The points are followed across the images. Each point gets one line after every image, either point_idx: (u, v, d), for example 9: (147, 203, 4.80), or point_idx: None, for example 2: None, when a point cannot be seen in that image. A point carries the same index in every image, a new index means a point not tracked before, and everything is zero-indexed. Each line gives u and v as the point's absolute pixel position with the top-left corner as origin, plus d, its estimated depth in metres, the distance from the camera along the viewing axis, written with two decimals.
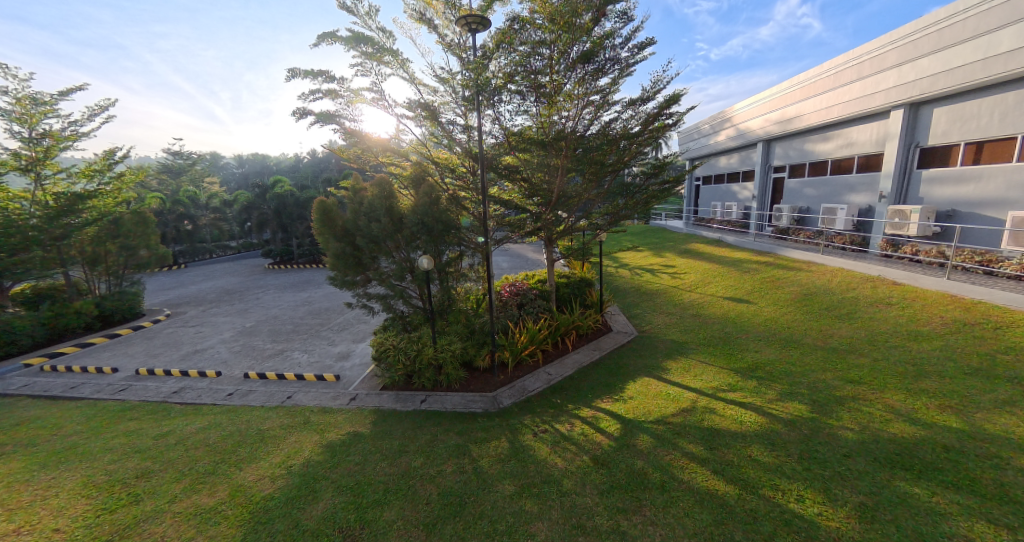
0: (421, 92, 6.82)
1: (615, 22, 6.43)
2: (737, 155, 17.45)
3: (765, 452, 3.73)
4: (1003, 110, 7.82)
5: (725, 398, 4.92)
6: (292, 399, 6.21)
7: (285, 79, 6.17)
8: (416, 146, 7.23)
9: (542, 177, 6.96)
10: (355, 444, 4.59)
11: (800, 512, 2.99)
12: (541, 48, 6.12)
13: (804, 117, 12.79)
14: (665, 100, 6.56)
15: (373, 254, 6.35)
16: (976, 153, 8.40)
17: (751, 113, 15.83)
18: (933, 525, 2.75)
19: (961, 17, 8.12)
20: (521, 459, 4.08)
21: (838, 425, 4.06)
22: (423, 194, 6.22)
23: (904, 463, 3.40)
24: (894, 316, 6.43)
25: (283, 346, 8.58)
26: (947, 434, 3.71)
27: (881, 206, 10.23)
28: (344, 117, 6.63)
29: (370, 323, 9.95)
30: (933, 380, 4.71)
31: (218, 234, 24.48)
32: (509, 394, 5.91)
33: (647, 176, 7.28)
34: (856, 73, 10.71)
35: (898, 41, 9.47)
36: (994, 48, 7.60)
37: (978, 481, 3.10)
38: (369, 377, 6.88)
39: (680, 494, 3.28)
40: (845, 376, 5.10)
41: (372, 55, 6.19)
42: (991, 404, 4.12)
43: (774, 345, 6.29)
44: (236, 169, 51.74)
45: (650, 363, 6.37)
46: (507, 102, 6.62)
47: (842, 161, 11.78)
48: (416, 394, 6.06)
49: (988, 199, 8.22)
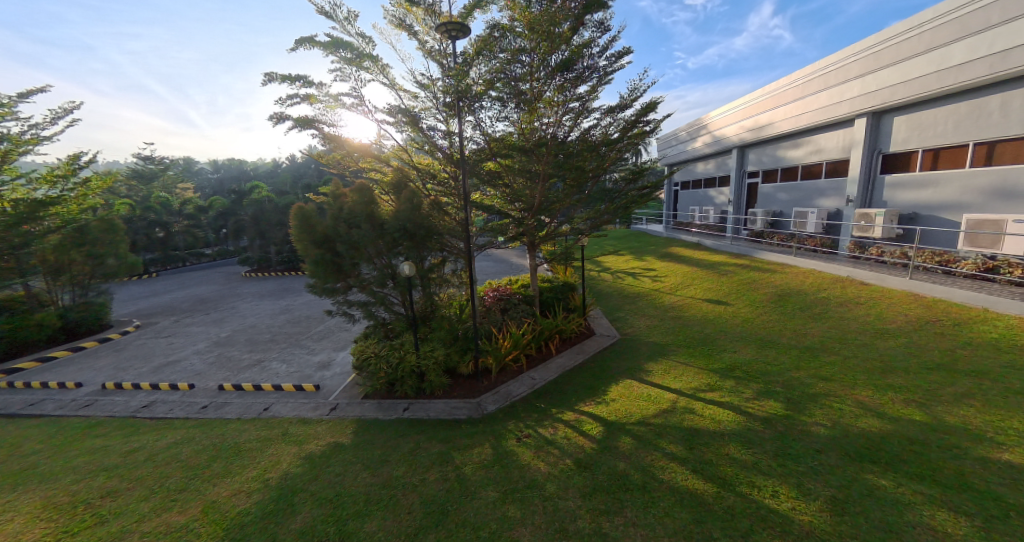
0: (401, 97, 6.82)
1: (592, 32, 6.59)
2: (713, 161, 17.98)
3: (742, 450, 3.82)
4: (956, 119, 8.32)
5: (703, 398, 5.03)
6: (269, 411, 6.04)
7: (261, 84, 6.06)
8: (397, 152, 7.14)
9: (523, 183, 7.01)
10: (335, 455, 4.48)
11: (774, 507, 3.07)
12: (521, 56, 6.28)
13: (775, 125, 13.32)
14: (642, 107, 6.72)
15: (354, 260, 6.19)
16: (933, 159, 8.87)
17: (726, 120, 16.34)
18: (899, 515, 2.87)
19: (916, 32, 8.66)
20: (504, 465, 4.06)
21: (811, 422, 4.20)
22: (405, 200, 6.21)
23: (872, 456, 3.54)
24: (863, 315, 6.70)
25: (261, 356, 8.36)
26: (912, 428, 3.88)
27: (847, 209, 10.72)
28: (322, 122, 6.53)
29: (351, 331, 9.77)
30: (900, 376, 4.92)
31: (192, 242, 23.62)
32: (493, 400, 5.89)
33: (627, 182, 7.46)
34: (822, 83, 11.25)
35: (861, 53, 10.00)
36: (947, 61, 8.11)
37: (938, 471, 3.26)
38: (351, 386, 6.75)
39: (660, 494, 3.33)
40: (818, 373, 5.29)
41: (351, 61, 6.11)
42: (953, 398, 4.34)
43: (750, 345, 6.46)
44: (212, 173, 50.37)
45: (632, 365, 6.47)
46: (487, 108, 6.62)
47: (812, 167, 12.27)
48: (398, 403, 5.99)
49: (945, 202, 8.67)
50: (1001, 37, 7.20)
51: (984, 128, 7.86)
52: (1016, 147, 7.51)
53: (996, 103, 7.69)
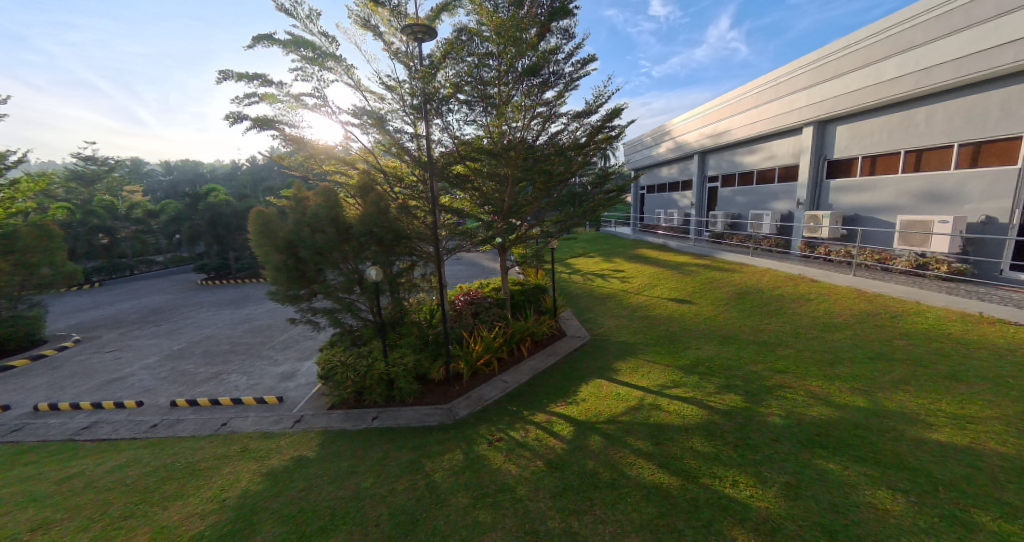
0: (367, 98, 6.68)
1: (558, 38, 6.71)
2: (677, 166, 18.73)
3: (705, 443, 3.98)
4: (889, 129, 9.07)
5: (669, 394, 5.20)
6: (228, 426, 5.71)
7: (215, 82, 5.74)
8: (363, 155, 6.98)
9: (493, 186, 7.03)
10: (299, 470, 4.29)
11: (734, 496, 3.21)
12: (488, 61, 6.31)
13: (733, 132, 14.05)
14: (607, 113, 6.91)
15: (318, 266, 5.98)
16: (871, 166, 9.63)
17: (687, 126, 17.08)
18: (846, 496, 3.06)
19: (855, 48, 9.41)
20: (476, 470, 4.03)
21: (768, 412, 4.44)
22: (371, 204, 6.08)
23: (822, 442, 3.77)
24: (814, 310, 7.17)
25: (218, 369, 7.89)
26: (857, 414, 4.17)
27: (798, 211, 11.44)
28: (283, 123, 6.28)
29: (316, 339, 9.41)
30: (846, 366, 5.29)
31: (141, 249, 22.06)
32: (465, 405, 5.83)
33: (594, 185, 7.66)
34: (774, 94, 12.00)
35: (807, 67, 10.76)
36: (881, 76, 8.86)
37: (879, 453, 3.53)
38: (317, 397, 6.50)
39: (628, 490, 3.41)
40: (775, 366, 5.60)
41: (313, 60, 5.92)
42: (892, 384, 4.70)
43: (713, 342, 6.74)
44: (162, 175, 47.25)
45: (603, 364, 6.60)
46: (455, 111, 6.61)
47: (766, 172, 13.02)
48: (367, 412, 5.82)
49: (882, 205, 9.40)
50: (926, 55, 7.96)
51: (913, 137, 8.62)
52: (939, 156, 8.27)
53: (979, 102, 7.49)
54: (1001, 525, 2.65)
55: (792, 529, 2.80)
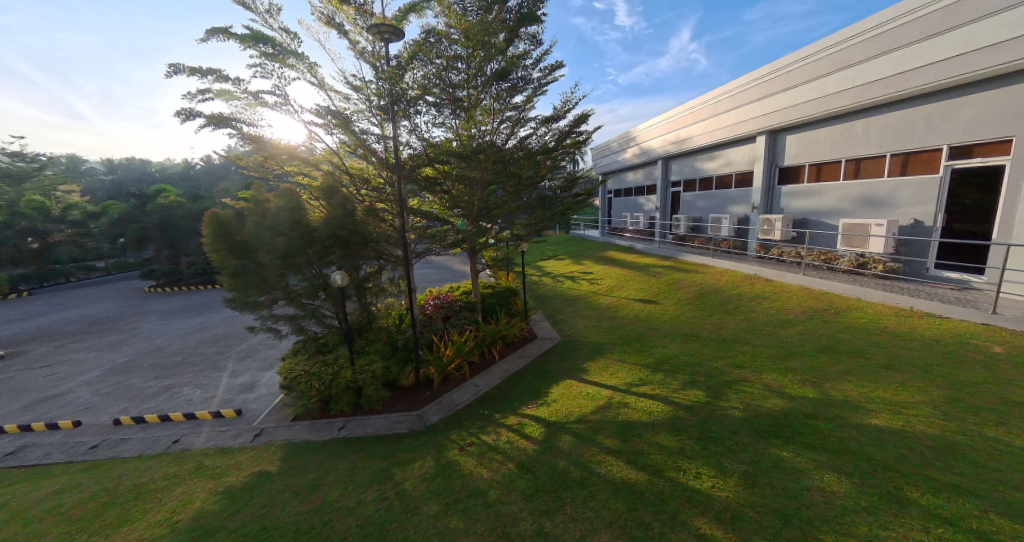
0: (331, 98, 6.49)
1: (527, 44, 6.81)
2: (642, 171, 19.42)
3: (670, 437, 4.13)
4: (832, 139, 9.84)
5: (637, 392, 5.37)
6: (180, 443, 5.35)
7: (164, 75, 5.39)
8: (328, 156, 6.77)
9: (462, 189, 7.01)
10: (260, 486, 4.08)
11: (696, 487, 3.35)
12: (457, 63, 6.31)
13: (694, 139, 14.72)
14: (574, 118, 7.07)
15: (280, 270, 5.73)
16: (817, 173, 10.38)
17: (652, 133, 17.76)
18: (797, 481, 3.28)
19: (801, 64, 10.17)
20: (447, 476, 3.98)
21: (728, 406, 4.66)
22: (337, 206, 5.90)
23: (777, 432, 4.01)
24: (767, 308, 7.63)
25: (169, 382, 7.37)
26: (807, 404, 4.47)
27: (754, 215, 12.14)
28: (241, 121, 5.99)
29: (279, 348, 8.99)
30: (796, 359, 5.67)
31: (80, 254, 20.30)
32: (436, 410, 5.75)
33: (564, 189, 7.72)
34: (730, 104, 12.73)
35: (760, 79, 11.50)
36: (825, 90, 9.61)
37: (826, 439, 3.80)
38: (279, 408, 6.20)
39: (598, 488, 3.48)
40: (734, 361, 5.90)
41: (273, 56, 5.69)
42: (837, 375, 5.08)
43: (677, 340, 7.03)
44: (104, 174, 43.72)
45: (573, 365, 6.71)
46: (424, 113, 6.55)
47: (724, 178, 13.75)
48: (333, 422, 5.62)
49: (826, 209, 10.15)
50: (863, 72, 8.72)
51: (852, 147, 9.38)
52: (874, 165, 9.03)
53: (979, 102, 7.14)
54: (929, 500, 2.92)
55: (750, 516, 2.96)
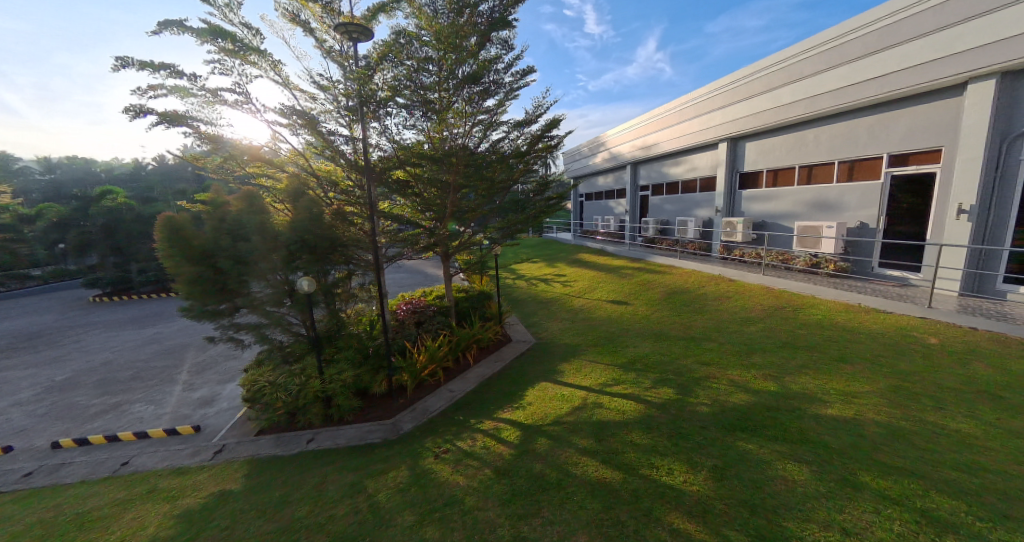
0: (296, 97, 6.25)
1: (498, 48, 6.84)
2: (612, 175, 19.91)
3: (643, 435, 4.23)
4: (787, 147, 10.47)
5: (610, 391, 5.47)
6: (129, 465, 4.95)
7: (109, 69, 5.02)
8: (293, 157, 6.52)
9: (435, 192, 6.94)
10: (221, 506, 3.84)
11: (669, 483, 3.45)
12: (428, 66, 6.24)
13: (661, 145, 15.25)
14: (546, 123, 7.15)
15: (242, 277, 5.43)
16: (773, 178, 11.01)
17: (620, 139, 18.27)
18: (762, 472, 3.43)
19: (759, 75, 10.78)
20: (422, 485, 3.89)
21: (697, 402, 4.83)
22: (303, 209, 5.68)
23: (743, 426, 4.19)
24: (731, 306, 7.99)
25: (116, 399, 6.82)
26: (768, 398, 4.70)
27: (717, 218, 12.71)
28: (198, 120, 5.66)
29: (241, 359, 8.53)
30: (758, 355, 5.96)
31: (10, 261, 18.49)
32: (410, 418, 5.63)
33: (536, 192, 7.78)
34: (694, 112, 13.30)
35: (721, 89, 12.09)
36: (779, 100, 10.23)
37: (787, 431, 4.00)
38: (242, 422, 5.87)
39: (574, 489, 3.50)
40: (701, 359, 6.13)
41: (233, 53, 5.43)
42: (795, 369, 5.38)
43: (648, 340, 7.22)
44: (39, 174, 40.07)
45: (548, 367, 6.75)
46: (394, 115, 6.43)
47: (689, 182, 14.32)
48: (301, 434, 5.38)
49: (783, 213, 10.78)
50: (813, 85, 9.36)
51: (804, 155, 10.03)
52: (824, 171, 9.67)
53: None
54: (878, 482, 3.14)
55: (720, 508, 3.07)
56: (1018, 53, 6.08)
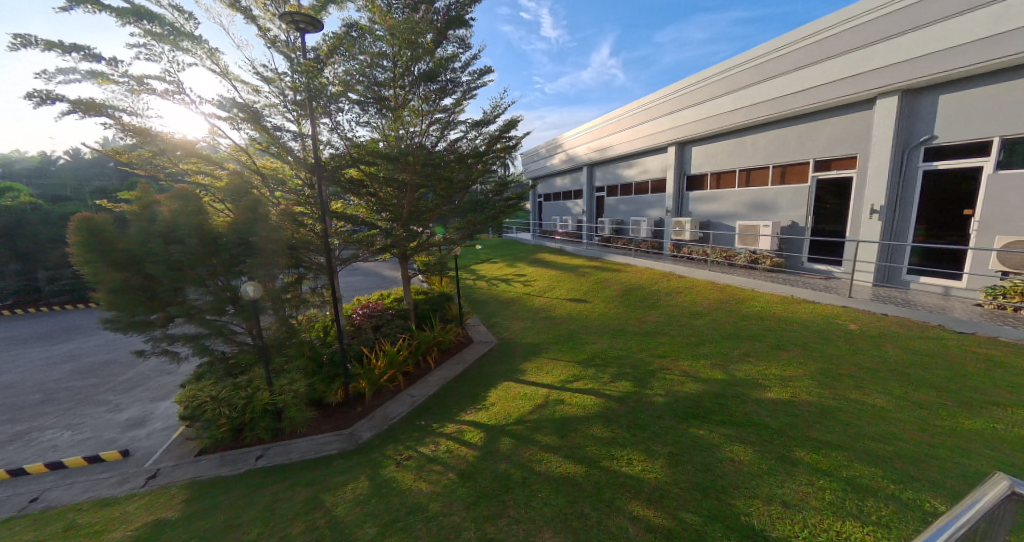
0: (237, 89, 5.80)
1: (455, 47, 6.77)
2: (569, 177, 20.40)
3: (603, 428, 4.37)
4: (727, 151, 11.27)
5: (571, 388, 5.59)
6: (41, 501, 4.35)
7: (6, 48, 4.37)
8: (234, 154, 6.05)
9: (391, 192, 6.73)
10: (155, 537, 3.47)
11: (629, 472, 3.58)
12: (382, 61, 6.05)
13: (615, 148, 15.85)
14: (504, 123, 7.17)
15: (176, 284, 4.95)
16: (716, 181, 11.82)
17: (577, 141, 18.78)
18: (712, 455, 3.67)
19: (703, 84, 11.53)
20: (383, 495, 3.76)
21: (652, 394, 5.06)
22: (247, 210, 5.29)
23: (694, 413, 4.44)
24: (681, 301, 8.47)
25: (21, 427, 5.95)
26: (715, 385, 5.03)
27: (668, 218, 13.40)
28: (119, 109, 5.08)
29: (176, 373, 7.78)
30: (705, 346, 6.36)
31: None
32: (369, 426, 5.42)
33: (495, 193, 7.77)
34: (645, 117, 13.98)
35: (669, 96, 12.79)
36: (721, 108, 11.01)
37: (732, 415, 4.30)
38: (179, 443, 5.36)
39: (539, 486, 3.55)
40: (655, 352, 6.43)
41: (162, 37, 4.94)
42: (738, 358, 5.80)
43: (606, 336, 7.47)
44: None
45: (510, 367, 6.78)
46: (345, 111, 6.17)
47: (642, 184, 15.00)
48: (249, 452, 5.00)
49: (725, 213, 11.59)
50: (750, 95, 10.16)
51: (742, 159, 10.86)
52: (760, 174, 10.53)
53: (979, 100, 6.59)
54: (811, 457, 3.46)
55: (676, 492, 3.24)
56: (1021, 47, 5.86)
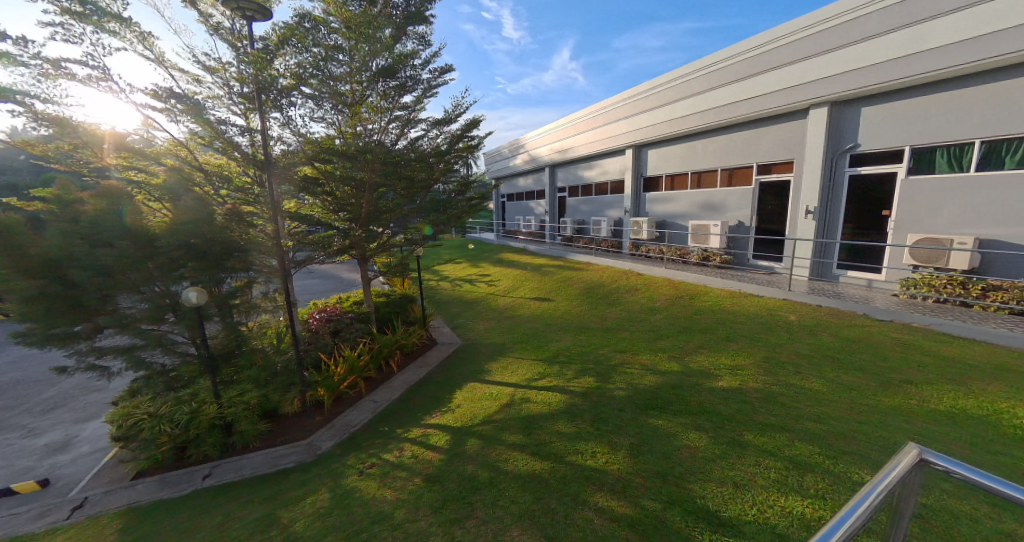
0: (174, 78, 5.34)
1: (415, 43, 6.64)
2: (531, 177, 20.62)
3: (568, 424, 4.47)
4: (680, 155, 11.88)
5: (536, 386, 5.66)
6: None
7: None
8: (172, 149, 5.58)
9: (348, 191, 6.49)
10: None
11: (593, 465, 3.69)
12: (338, 55, 5.83)
13: (576, 149, 16.20)
14: (466, 123, 7.13)
15: (104, 291, 4.48)
16: (670, 183, 12.43)
17: (539, 142, 19.01)
18: (670, 443, 3.86)
19: (658, 90, 12.06)
20: (346, 506, 3.62)
21: (614, 388, 5.24)
22: (188, 210, 4.90)
23: (653, 405, 4.64)
24: (640, 298, 8.82)
25: None
26: (672, 377, 5.30)
27: (626, 217, 13.91)
28: (31, 95, 4.51)
29: (105, 390, 7.04)
30: (662, 340, 6.67)
31: None
32: (329, 435, 5.21)
33: (457, 192, 7.70)
34: (605, 120, 14.40)
35: (627, 100, 13.27)
36: (675, 113, 11.57)
37: (688, 404, 4.54)
38: (111, 467, 4.86)
39: (506, 485, 3.56)
40: (616, 347, 6.66)
41: (84, 17, 4.45)
42: (692, 350, 6.13)
43: (569, 333, 7.63)
44: None
45: (476, 367, 6.75)
46: (298, 106, 5.86)
47: (602, 185, 15.46)
48: (194, 471, 4.63)
49: (679, 213, 12.21)
50: (700, 102, 10.76)
51: (694, 162, 11.49)
52: (709, 177, 11.19)
53: (919, 108, 7.09)
54: (757, 439, 3.74)
55: (638, 481, 3.37)
56: (1019, 45, 5.77)
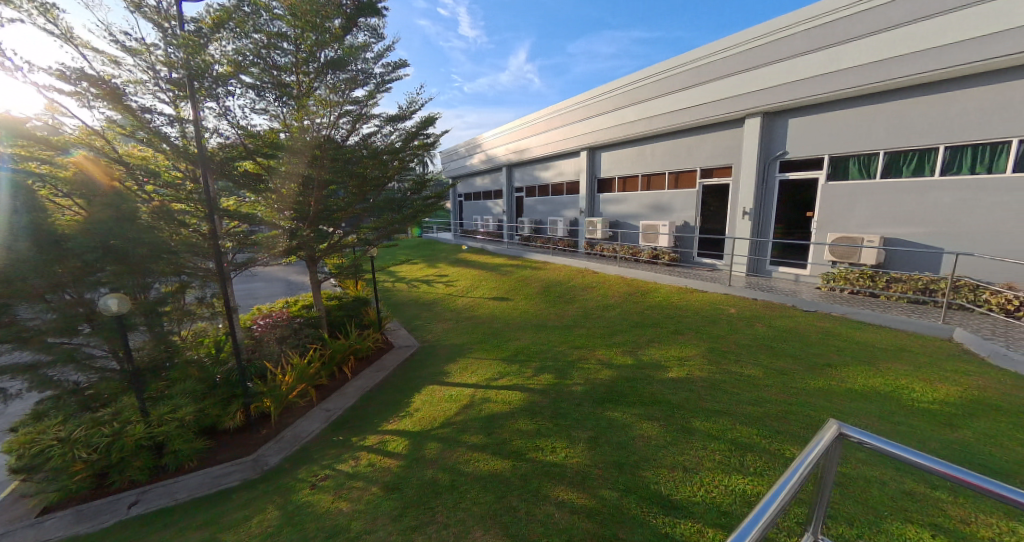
0: (86, 58, 4.76)
1: (366, 36, 6.39)
2: (489, 177, 20.58)
3: (528, 421, 4.53)
4: (632, 158, 12.42)
5: (496, 385, 5.68)
6: None
7: None
8: (84, 138, 4.96)
9: (295, 189, 6.12)
10: None
11: (553, 460, 3.77)
12: (281, 43, 5.49)
13: (533, 150, 16.41)
14: (421, 120, 6.98)
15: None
16: (622, 185, 12.95)
17: (496, 142, 19.02)
18: (624, 434, 4.03)
19: (610, 95, 12.52)
20: (297, 522, 3.42)
21: (572, 383, 5.38)
22: (106, 207, 4.38)
23: (609, 398, 4.82)
24: (595, 295, 9.12)
25: None
26: (625, 370, 5.53)
27: (582, 218, 14.30)
28: None
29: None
30: (616, 335, 6.95)
31: None
32: (277, 449, 4.89)
33: (413, 191, 7.52)
34: (560, 122, 14.71)
35: (581, 104, 13.65)
36: (626, 118, 12.07)
37: (640, 396, 4.77)
38: (10, 504, 4.22)
39: (468, 487, 3.54)
40: (573, 344, 6.84)
41: None
42: (643, 344, 6.45)
43: (528, 331, 7.73)
44: None
45: (435, 370, 6.65)
46: (236, 96, 5.43)
47: (558, 185, 15.79)
48: (117, 500, 4.15)
49: (630, 213, 12.76)
50: (649, 108, 11.31)
51: (644, 165, 12.06)
52: (658, 180, 11.81)
53: (834, 122, 7.96)
54: (702, 424, 4.01)
55: (596, 473, 3.49)
56: (938, 65, 6.48)
